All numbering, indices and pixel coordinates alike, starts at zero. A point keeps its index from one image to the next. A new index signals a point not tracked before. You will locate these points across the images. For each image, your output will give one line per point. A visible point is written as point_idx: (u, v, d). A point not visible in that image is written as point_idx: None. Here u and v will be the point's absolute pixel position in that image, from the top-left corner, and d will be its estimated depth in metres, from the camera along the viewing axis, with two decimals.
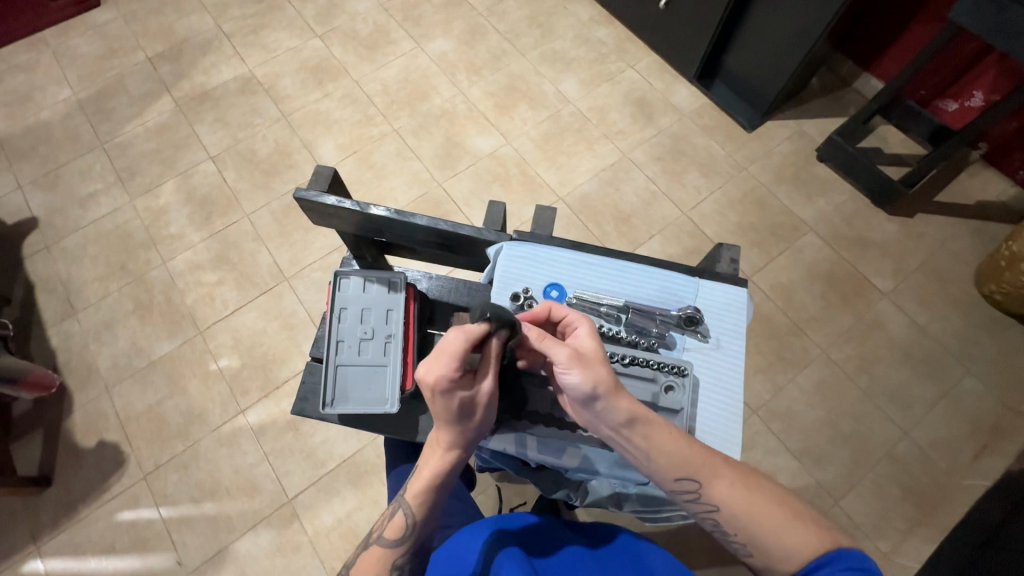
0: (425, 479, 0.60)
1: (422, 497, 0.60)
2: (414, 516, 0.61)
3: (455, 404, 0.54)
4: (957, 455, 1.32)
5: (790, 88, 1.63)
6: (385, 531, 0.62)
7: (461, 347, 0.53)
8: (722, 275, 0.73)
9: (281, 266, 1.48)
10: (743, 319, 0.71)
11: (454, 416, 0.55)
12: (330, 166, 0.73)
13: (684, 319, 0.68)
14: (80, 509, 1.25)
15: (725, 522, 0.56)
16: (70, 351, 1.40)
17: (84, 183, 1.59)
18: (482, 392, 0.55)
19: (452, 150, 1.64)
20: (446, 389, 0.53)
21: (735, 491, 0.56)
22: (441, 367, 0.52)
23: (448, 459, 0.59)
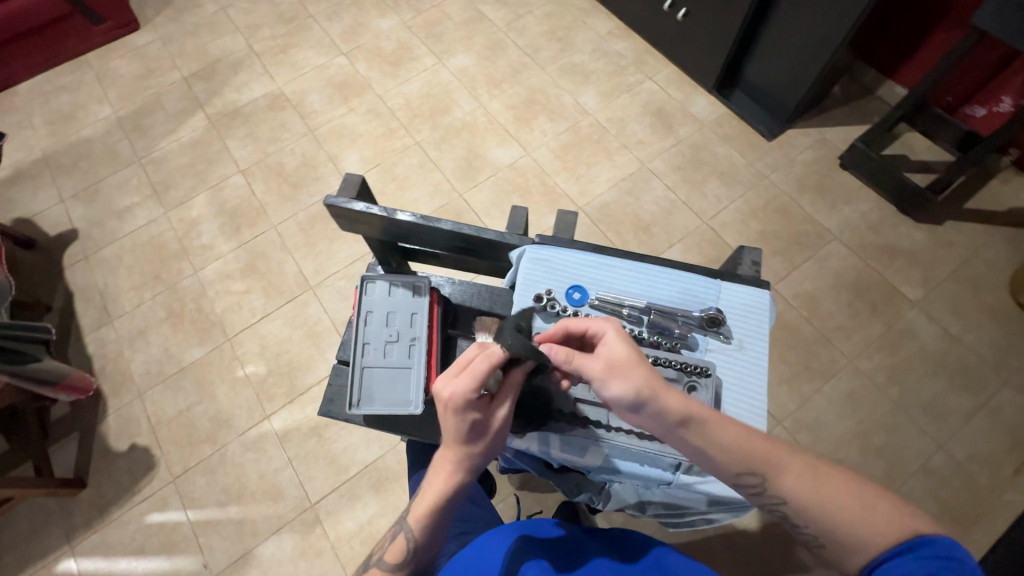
0: (426, 501, 0.59)
1: (422, 521, 0.59)
2: (414, 541, 0.60)
3: (465, 425, 0.55)
4: (997, 470, 1.27)
5: (811, 96, 1.62)
6: (386, 555, 0.62)
7: (482, 368, 0.54)
8: (744, 278, 0.73)
9: (307, 275, 1.52)
10: (766, 320, 0.70)
11: (463, 437, 0.56)
12: (358, 174, 0.76)
13: (707, 320, 0.68)
14: (113, 510, 1.29)
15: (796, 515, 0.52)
16: (106, 357, 1.45)
17: (122, 196, 1.66)
18: (495, 416, 0.56)
19: (473, 161, 1.67)
20: (461, 408, 0.54)
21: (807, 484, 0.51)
22: (460, 385, 0.54)
23: (451, 484, 0.58)
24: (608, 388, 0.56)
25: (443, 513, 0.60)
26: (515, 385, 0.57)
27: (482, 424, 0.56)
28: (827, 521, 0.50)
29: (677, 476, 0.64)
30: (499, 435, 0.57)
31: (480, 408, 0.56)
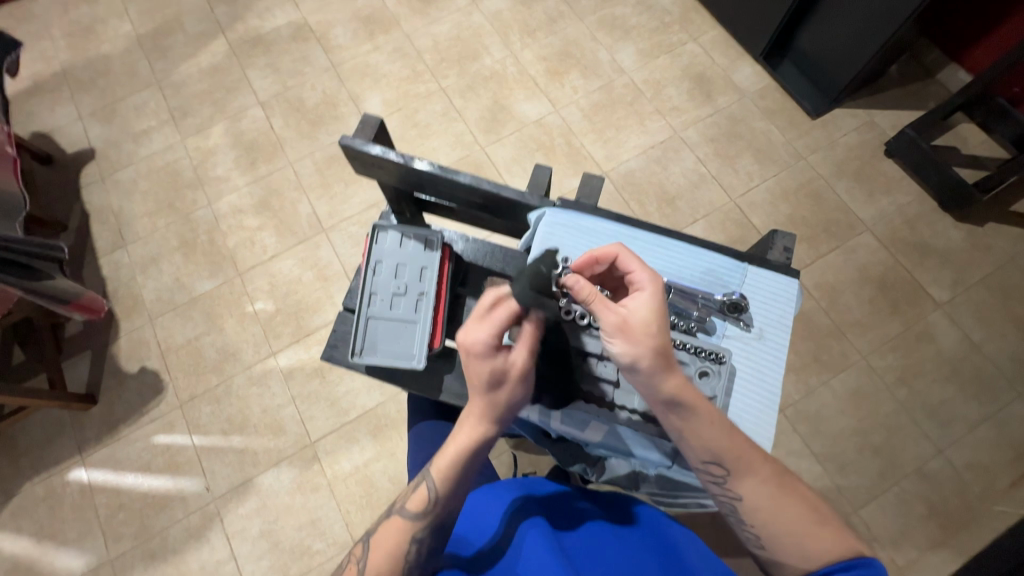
0: (452, 453, 0.56)
1: (449, 471, 0.57)
2: (438, 492, 0.57)
3: (488, 371, 0.53)
4: (994, 481, 1.26)
5: (865, 75, 1.51)
6: (407, 505, 0.58)
7: (503, 316, 0.54)
8: (774, 264, 0.70)
9: (320, 217, 1.50)
10: (790, 310, 0.67)
11: (486, 383, 0.53)
12: (377, 116, 0.72)
13: (728, 305, 0.65)
14: (122, 428, 1.34)
15: (747, 514, 0.54)
16: (119, 280, 1.47)
17: (139, 119, 1.63)
18: (516, 365, 0.54)
19: (498, 114, 1.61)
20: (484, 353, 0.53)
21: (765, 490, 0.54)
22: (478, 330, 0.53)
23: (477, 435, 0.55)
24: (609, 345, 0.53)
25: (471, 464, 0.57)
26: (530, 334, 0.55)
27: (508, 370, 0.53)
28: None
29: (675, 461, 0.64)
30: (526, 384, 0.54)
31: (502, 355, 0.54)
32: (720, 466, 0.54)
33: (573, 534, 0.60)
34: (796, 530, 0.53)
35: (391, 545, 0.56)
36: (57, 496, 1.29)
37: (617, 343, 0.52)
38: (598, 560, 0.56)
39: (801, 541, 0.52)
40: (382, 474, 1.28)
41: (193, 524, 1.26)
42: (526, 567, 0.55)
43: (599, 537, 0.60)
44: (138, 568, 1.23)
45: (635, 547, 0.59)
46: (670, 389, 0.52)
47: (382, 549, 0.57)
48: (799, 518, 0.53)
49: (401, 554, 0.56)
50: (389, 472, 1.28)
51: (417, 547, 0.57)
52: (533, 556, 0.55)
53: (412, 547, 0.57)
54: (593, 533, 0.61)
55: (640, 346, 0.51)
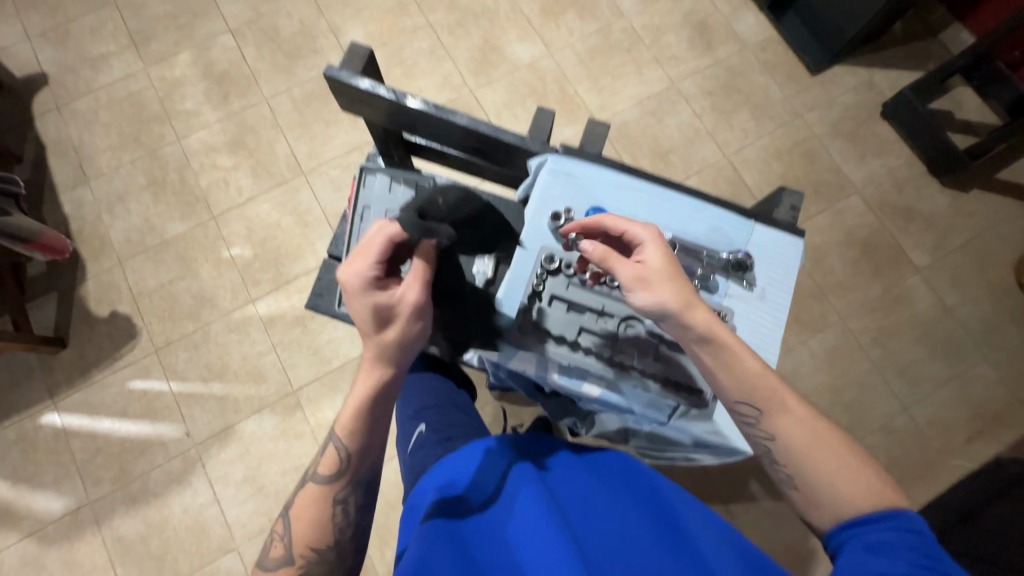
0: (355, 401, 0.56)
1: (352, 423, 0.57)
2: (348, 448, 0.57)
3: (375, 309, 0.54)
4: (952, 436, 1.33)
5: (870, 30, 1.46)
6: (319, 468, 0.58)
7: (378, 249, 0.54)
8: (780, 223, 0.69)
9: (299, 159, 1.42)
10: (794, 271, 0.67)
11: (373, 325, 0.54)
12: (366, 47, 0.66)
13: (732, 264, 0.65)
14: (95, 372, 1.30)
15: (782, 454, 0.53)
16: (83, 220, 1.38)
17: (96, 42, 1.49)
18: (404, 301, 0.55)
19: (489, 55, 1.51)
20: (366, 289, 0.54)
21: (799, 428, 0.53)
22: (357, 265, 0.54)
23: (374, 381, 0.56)
24: (635, 297, 0.56)
25: (373, 411, 0.57)
26: (422, 267, 0.55)
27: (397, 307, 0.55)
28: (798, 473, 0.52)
29: (671, 418, 0.65)
30: (417, 320, 0.55)
31: (387, 289, 0.55)
32: (753, 406, 0.53)
33: (567, 492, 0.60)
34: (831, 470, 0.51)
35: (311, 511, 0.58)
36: (30, 440, 1.26)
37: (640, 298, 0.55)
38: (595, 518, 0.56)
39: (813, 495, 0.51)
40: None
41: (174, 469, 1.26)
42: (520, 526, 0.54)
43: (593, 496, 0.59)
44: (120, 510, 1.23)
45: (619, 491, 0.61)
46: (702, 320, 0.54)
47: (304, 515, 0.58)
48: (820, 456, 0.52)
49: (327, 517, 0.58)
50: None
51: (342, 506, 0.58)
52: (529, 517, 0.54)
53: (335, 505, 0.58)
54: (576, 479, 0.62)
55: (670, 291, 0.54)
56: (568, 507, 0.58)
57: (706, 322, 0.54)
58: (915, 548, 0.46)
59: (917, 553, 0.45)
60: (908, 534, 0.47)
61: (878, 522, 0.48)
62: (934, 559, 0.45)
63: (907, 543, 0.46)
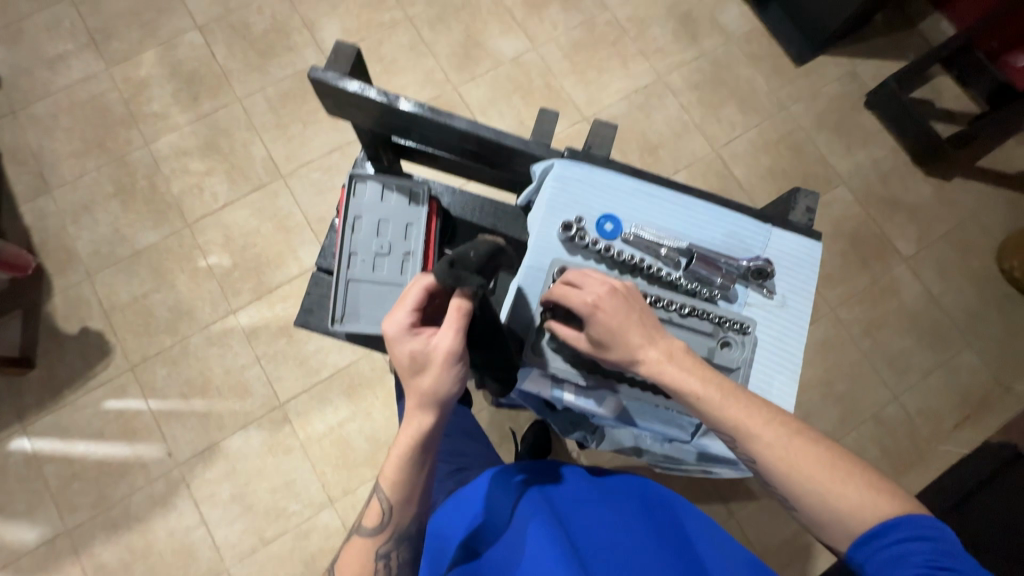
0: (397, 453, 0.54)
1: (395, 476, 0.54)
2: (391, 501, 0.55)
3: (409, 355, 0.51)
4: (940, 423, 1.35)
5: (853, 21, 1.46)
6: (363, 521, 0.57)
7: (418, 295, 0.51)
8: (799, 226, 0.67)
9: (277, 162, 1.36)
10: (813, 277, 0.65)
11: (410, 370, 0.51)
12: (352, 45, 0.61)
13: (752, 272, 0.63)
14: (66, 393, 1.23)
15: (769, 476, 0.51)
16: (47, 232, 1.30)
17: (52, 41, 1.40)
18: (439, 347, 0.50)
19: (472, 50, 1.47)
20: (403, 335, 0.51)
21: (775, 446, 0.50)
22: (397, 313, 0.51)
23: (415, 430, 0.52)
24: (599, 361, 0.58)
25: (415, 462, 0.54)
26: (461, 310, 0.50)
27: (431, 354, 0.51)
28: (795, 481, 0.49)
29: (694, 436, 0.63)
30: (453, 366, 0.51)
31: (423, 336, 0.51)
32: (728, 437, 0.52)
33: (583, 525, 0.57)
34: (822, 485, 0.48)
35: (356, 566, 0.57)
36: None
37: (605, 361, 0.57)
38: (612, 556, 0.54)
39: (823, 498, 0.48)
40: (359, 434, 1.24)
41: (157, 491, 1.20)
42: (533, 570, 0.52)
43: (610, 529, 0.56)
44: (100, 537, 1.17)
45: (630, 512, 0.58)
46: (658, 360, 0.53)
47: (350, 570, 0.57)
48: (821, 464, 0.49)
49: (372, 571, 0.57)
50: (365, 432, 1.24)
51: (385, 561, 0.57)
52: (541, 562, 0.52)
53: (379, 559, 0.57)
54: (589, 507, 0.59)
55: (617, 348, 0.54)
56: (584, 545, 0.55)
57: (664, 364, 0.52)
58: (935, 563, 0.44)
59: (935, 567, 0.44)
60: (925, 545, 0.45)
61: (894, 534, 0.46)
62: (953, 572, 0.44)
63: (923, 558, 0.45)
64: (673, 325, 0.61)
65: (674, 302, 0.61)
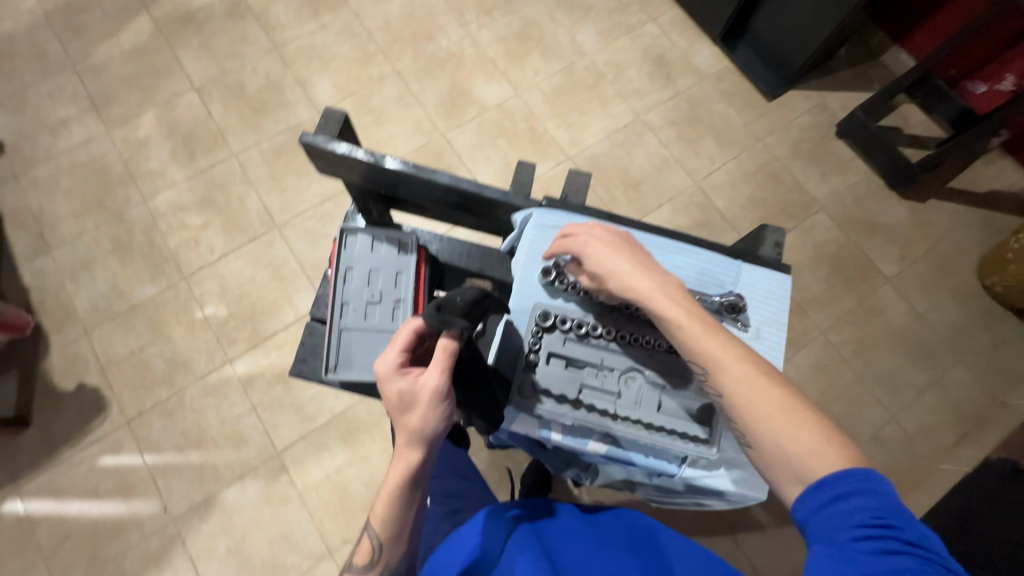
0: (385, 493, 0.55)
1: (384, 515, 0.55)
2: (380, 538, 0.57)
3: (397, 395, 0.52)
4: (939, 441, 1.35)
5: (818, 57, 1.54)
6: (355, 557, 0.59)
7: (406, 337, 0.53)
8: (766, 261, 0.70)
9: (272, 212, 1.40)
10: (785, 309, 0.67)
11: (397, 410, 0.53)
12: (341, 110, 0.65)
13: (726, 306, 0.64)
14: (61, 451, 1.22)
15: (731, 412, 0.53)
16: (45, 290, 1.32)
17: (55, 107, 1.46)
18: (424, 387, 0.52)
19: (458, 99, 1.54)
20: (391, 376, 0.52)
21: (741, 381, 0.52)
22: (386, 355, 0.53)
23: (402, 469, 0.53)
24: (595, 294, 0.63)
25: (404, 502, 0.55)
26: (447, 351, 0.52)
27: (417, 395, 0.52)
28: (753, 417, 0.51)
29: (681, 468, 0.63)
30: (439, 405, 0.52)
31: (410, 375, 0.53)
32: (698, 364, 0.55)
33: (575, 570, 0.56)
34: (776, 425, 0.50)
35: None
36: None
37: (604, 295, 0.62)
38: None
39: (777, 437, 0.50)
40: (357, 480, 1.23)
41: (152, 549, 1.18)
42: None
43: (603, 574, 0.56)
44: None
45: (625, 559, 0.58)
46: (644, 293, 0.57)
47: None
48: (779, 413, 0.50)
49: None
50: (364, 478, 1.23)
51: None
52: None
53: None
54: (584, 554, 0.58)
55: (614, 277, 0.58)
56: None
57: (648, 293, 0.56)
58: (877, 518, 0.45)
59: (877, 524, 0.44)
60: (871, 502, 0.45)
61: (845, 489, 0.46)
62: (894, 528, 0.44)
63: (869, 514, 0.45)
64: (653, 362, 0.63)
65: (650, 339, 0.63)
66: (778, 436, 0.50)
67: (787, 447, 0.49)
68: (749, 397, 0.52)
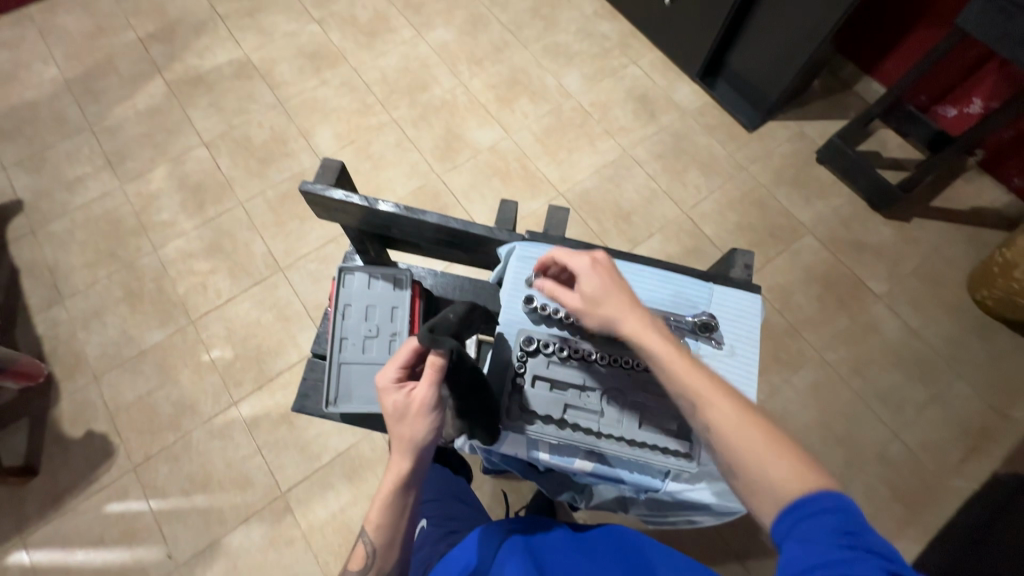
0: (379, 500, 0.58)
1: (377, 521, 0.58)
2: (374, 544, 0.59)
3: (392, 405, 0.56)
4: (946, 458, 1.34)
5: (793, 89, 1.63)
6: (351, 561, 0.61)
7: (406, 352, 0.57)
8: (737, 281, 0.74)
9: (276, 256, 1.46)
10: (757, 326, 0.70)
11: (392, 419, 0.56)
12: (337, 160, 0.71)
13: (699, 325, 0.68)
14: (68, 500, 1.23)
15: (718, 448, 0.50)
16: (57, 340, 1.36)
17: (72, 166, 1.54)
18: (415, 399, 0.55)
19: (452, 142, 1.62)
20: (388, 387, 0.56)
21: (731, 416, 0.50)
22: (387, 369, 0.57)
23: (393, 476, 0.57)
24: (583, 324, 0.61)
25: (395, 510, 0.58)
26: (435, 367, 0.54)
27: (409, 406, 0.55)
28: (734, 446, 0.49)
29: (665, 482, 0.65)
30: (428, 416, 0.55)
31: (406, 387, 0.57)
32: (686, 398, 0.53)
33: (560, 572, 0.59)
34: (768, 460, 0.47)
35: None
36: None
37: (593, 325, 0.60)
38: None
39: (758, 468, 0.47)
40: (361, 518, 1.23)
41: None
42: None
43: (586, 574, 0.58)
44: None
45: (609, 563, 0.60)
46: (632, 330, 0.57)
47: None
48: (763, 443, 0.48)
49: None
50: (368, 516, 1.23)
51: None
52: None
53: None
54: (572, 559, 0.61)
55: (609, 303, 0.58)
56: None
57: (636, 330, 0.56)
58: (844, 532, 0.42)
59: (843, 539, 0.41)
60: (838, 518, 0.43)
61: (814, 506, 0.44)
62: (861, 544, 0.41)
63: (834, 528, 0.42)
64: (631, 380, 0.66)
65: (630, 360, 0.66)
66: (761, 467, 0.47)
67: (770, 480, 0.46)
68: (734, 429, 0.49)
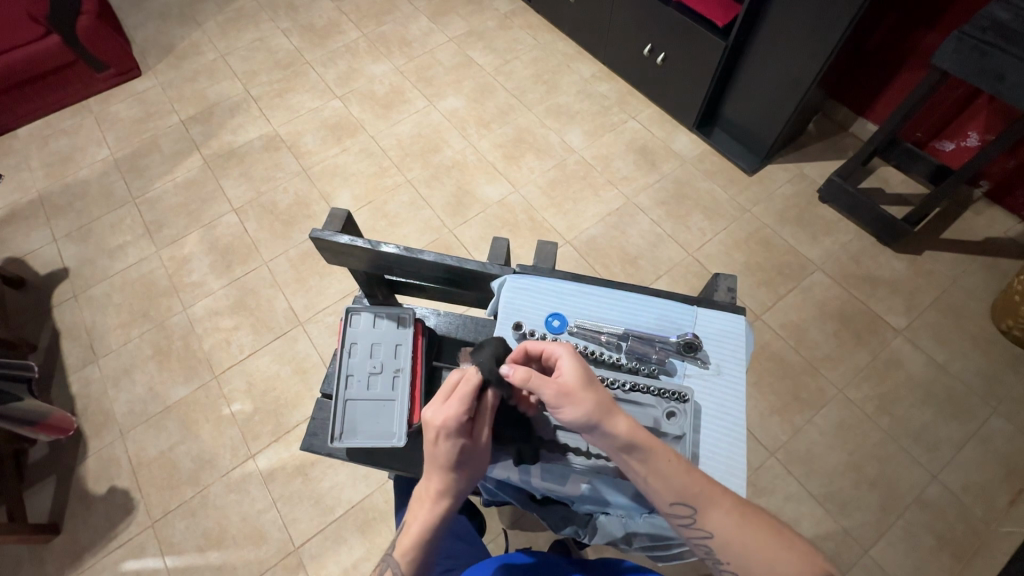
0: (415, 533, 0.58)
1: (412, 553, 0.58)
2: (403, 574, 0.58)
3: (455, 450, 0.56)
4: (993, 501, 1.25)
5: (788, 133, 1.69)
6: None
7: (469, 391, 0.57)
8: (720, 303, 0.75)
9: (297, 310, 1.53)
10: (741, 346, 0.71)
11: (452, 463, 0.57)
12: (343, 209, 0.78)
13: (684, 345, 0.69)
14: (86, 557, 1.24)
15: (720, 551, 0.55)
16: (89, 397, 1.43)
17: (115, 235, 1.68)
18: (477, 443, 0.58)
19: (463, 199, 1.71)
20: (455, 432, 0.56)
21: (731, 521, 0.54)
22: (453, 409, 0.56)
23: (437, 514, 0.58)
24: (563, 414, 0.56)
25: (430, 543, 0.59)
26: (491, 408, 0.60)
27: (466, 450, 0.57)
28: (745, 553, 0.54)
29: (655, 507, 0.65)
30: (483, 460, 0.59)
31: (466, 433, 0.57)
32: (686, 506, 0.55)
33: None
34: (769, 557, 0.53)
35: None
36: None
37: (574, 412, 0.56)
38: None
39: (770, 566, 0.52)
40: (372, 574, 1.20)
41: None
42: None
43: None
44: None
45: None
46: (626, 430, 0.55)
47: None
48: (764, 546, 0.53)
49: None
50: None
51: None
52: None
53: None
54: None
55: (595, 389, 0.57)
56: None
57: (631, 431, 0.55)
58: None
59: None
60: None
61: None
62: None
63: None
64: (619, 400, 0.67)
65: (617, 379, 0.68)
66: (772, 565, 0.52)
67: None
68: (738, 538, 0.54)
